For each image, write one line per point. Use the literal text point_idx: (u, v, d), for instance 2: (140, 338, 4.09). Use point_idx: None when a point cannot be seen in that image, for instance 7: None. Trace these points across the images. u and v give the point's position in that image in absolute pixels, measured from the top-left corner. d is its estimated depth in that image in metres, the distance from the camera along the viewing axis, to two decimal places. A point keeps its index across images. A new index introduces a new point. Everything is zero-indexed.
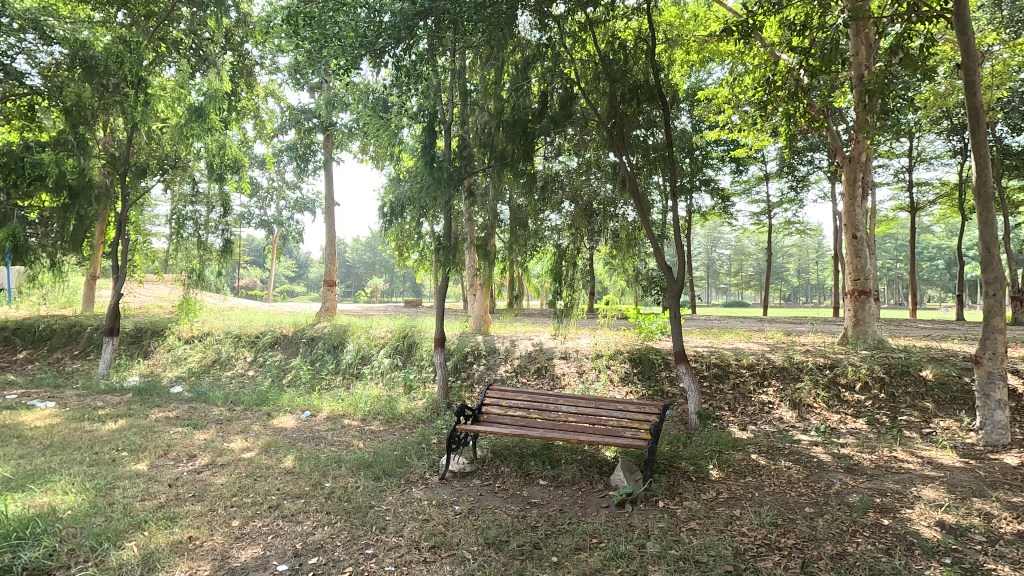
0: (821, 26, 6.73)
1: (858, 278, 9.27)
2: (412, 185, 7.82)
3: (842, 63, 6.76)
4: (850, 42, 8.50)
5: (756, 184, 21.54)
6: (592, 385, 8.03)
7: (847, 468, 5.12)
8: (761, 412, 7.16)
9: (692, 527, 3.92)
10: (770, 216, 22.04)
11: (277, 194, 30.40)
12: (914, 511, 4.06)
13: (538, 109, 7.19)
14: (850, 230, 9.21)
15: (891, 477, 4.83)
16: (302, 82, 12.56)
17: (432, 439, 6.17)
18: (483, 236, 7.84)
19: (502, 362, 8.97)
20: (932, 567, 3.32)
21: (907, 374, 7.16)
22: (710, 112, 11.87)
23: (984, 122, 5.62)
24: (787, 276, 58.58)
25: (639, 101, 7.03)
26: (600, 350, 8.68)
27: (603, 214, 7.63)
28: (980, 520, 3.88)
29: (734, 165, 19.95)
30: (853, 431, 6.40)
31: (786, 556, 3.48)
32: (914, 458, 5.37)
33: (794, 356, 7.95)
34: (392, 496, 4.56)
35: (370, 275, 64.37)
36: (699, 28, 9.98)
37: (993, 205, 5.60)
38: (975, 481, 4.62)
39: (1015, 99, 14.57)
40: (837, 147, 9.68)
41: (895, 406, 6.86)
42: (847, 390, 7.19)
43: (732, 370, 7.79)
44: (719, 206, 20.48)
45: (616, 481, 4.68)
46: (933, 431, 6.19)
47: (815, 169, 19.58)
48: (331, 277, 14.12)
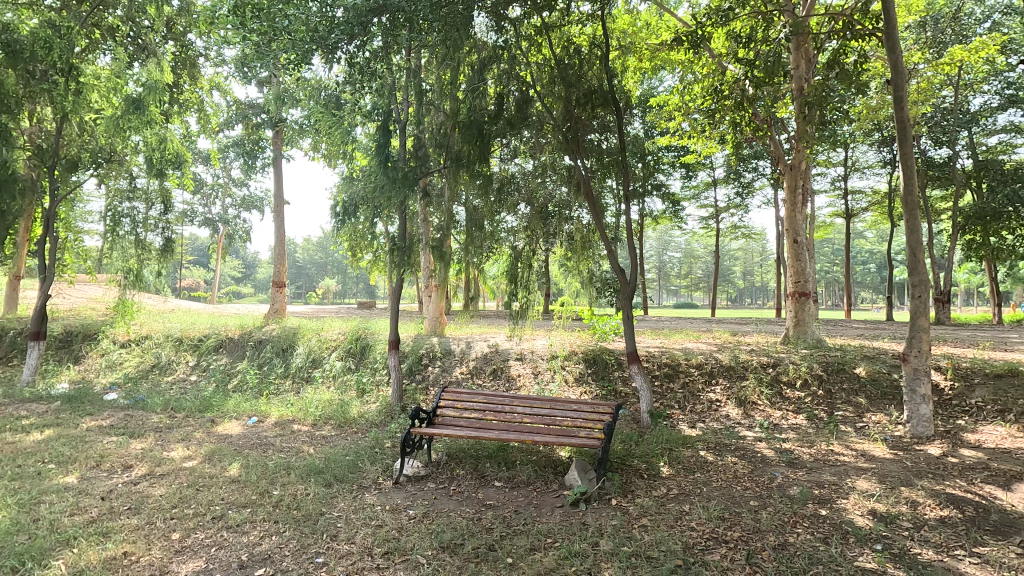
0: (765, 39, 7.13)
1: (799, 280, 9.65)
2: (365, 184, 7.66)
3: (784, 75, 7.22)
4: (790, 56, 8.86)
5: (705, 190, 22.23)
6: (547, 385, 8.10)
7: (788, 462, 5.36)
8: (708, 410, 7.39)
9: (644, 523, 4.01)
10: (718, 220, 22.82)
11: (223, 191, 29.20)
12: (849, 501, 4.30)
13: (494, 111, 7.24)
14: (791, 235, 9.63)
15: (828, 469, 5.09)
16: (250, 75, 12.10)
17: (385, 444, 6.05)
18: (439, 237, 7.83)
19: (457, 364, 8.93)
20: (864, 553, 3.53)
21: (843, 371, 7.57)
22: (661, 118, 12.16)
23: (910, 135, 6.02)
24: (733, 279, 61.20)
25: (594, 105, 7.19)
26: (555, 350, 8.79)
27: (558, 216, 7.75)
28: (907, 508, 4.13)
29: (684, 171, 20.57)
30: (794, 427, 6.71)
31: (732, 548, 3.61)
32: (849, 450, 5.68)
33: (739, 355, 8.28)
34: (344, 502, 4.44)
35: (322, 276, 62.86)
36: (651, 37, 10.25)
37: (919, 213, 5.98)
38: (903, 472, 4.92)
39: (937, 114, 15.56)
40: (779, 156, 10.10)
41: (831, 402, 7.23)
42: (788, 387, 7.53)
43: (682, 369, 8.05)
44: (670, 210, 21.04)
45: (570, 481, 4.73)
46: (865, 425, 6.56)
47: (759, 176, 20.33)
48: (279, 277, 13.58)
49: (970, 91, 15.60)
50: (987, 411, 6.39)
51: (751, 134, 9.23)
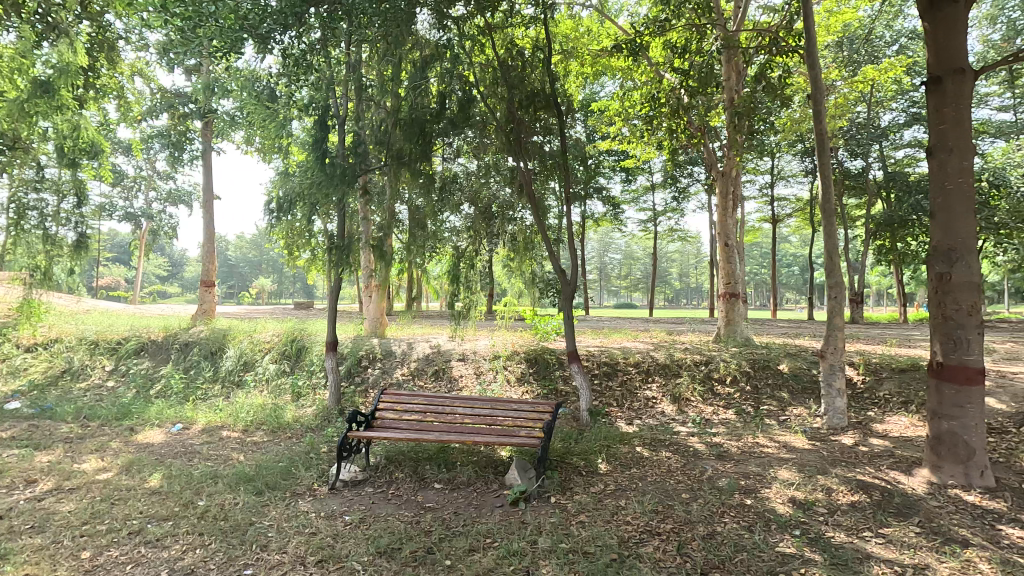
0: (698, 51, 7.46)
1: (729, 281, 10.15)
2: (301, 180, 7.38)
3: (716, 86, 7.57)
4: (722, 68, 9.29)
5: (644, 194, 22.93)
6: (489, 385, 8.11)
7: (717, 455, 5.63)
8: (645, 407, 7.64)
9: (581, 520, 4.09)
10: (656, 223, 23.60)
11: (146, 184, 27.37)
12: (771, 490, 4.56)
13: (436, 110, 7.21)
14: (722, 239, 10.12)
15: (753, 461, 5.38)
16: (176, 62, 11.41)
17: (321, 449, 5.86)
18: (380, 236, 7.69)
19: (398, 365, 8.78)
20: (784, 539, 3.75)
21: (768, 368, 8.02)
22: (602, 123, 12.45)
23: (828, 146, 6.46)
24: (670, 280, 63.53)
25: (536, 108, 7.25)
26: (497, 351, 8.81)
27: (502, 217, 7.73)
28: (822, 494, 4.43)
29: (624, 175, 21.14)
30: (724, 421, 7.04)
31: (664, 540, 3.75)
32: (773, 442, 6.03)
33: (674, 353, 8.61)
34: (276, 511, 4.27)
35: (256, 276, 60.16)
36: (593, 43, 10.48)
37: (835, 220, 6.43)
38: (820, 461, 5.26)
39: (852, 128, 16.79)
40: (712, 163, 10.57)
41: (757, 397, 7.64)
42: (719, 384, 7.89)
43: (621, 368, 8.27)
44: (611, 213, 21.56)
45: (510, 480, 4.75)
46: (787, 418, 6.97)
47: (694, 181, 21.20)
48: (209, 277, 12.89)
49: (881, 109, 16.93)
50: (893, 403, 6.94)
51: (686, 142, 9.63)
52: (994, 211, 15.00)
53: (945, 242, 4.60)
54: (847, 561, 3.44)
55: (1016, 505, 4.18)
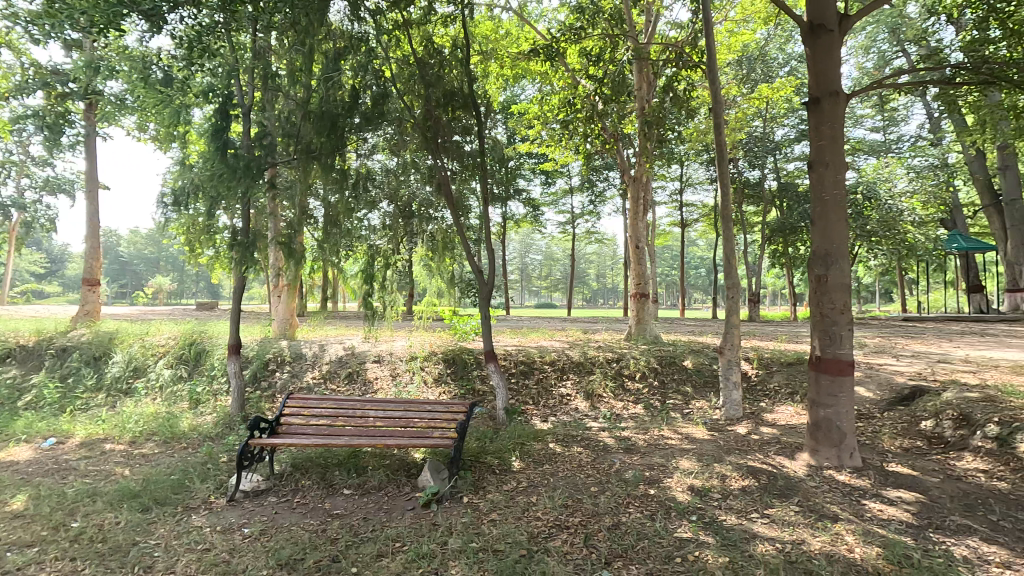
0: (611, 60, 7.80)
1: (640, 282, 10.62)
2: (200, 172, 6.86)
3: (628, 94, 7.94)
4: (634, 77, 9.75)
5: (563, 196, 23.50)
6: (405, 387, 7.98)
7: (625, 448, 5.88)
8: (560, 404, 7.83)
9: (493, 518, 4.12)
10: (575, 225, 24.25)
11: (17, 171, 24.39)
12: (673, 479, 4.83)
13: (350, 104, 7.02)
14: (634, 241, 10.58)
15: (658, 452, 5.67)
16: (53, 35, 10.25)
17: (220, 459, 5.49)
18: (290, 233, 7.32)
19: (309, 368, 8.42)
20: (682, 525, 3.99)
21: (674, 364, 8.48)
22: (522, 126, 12.63)
23: (726, 157, 6.95)
24: (588, 281, 65.60)
25: (454, 107, 7.27)
26: (414, 351, 8.67)
27: (421, 216, 7.69)
28: (717, 481, 4.75)
29: (544, 177, 21.56)
30: (633, 415, 7.36)
31: (572, 533, 3.86)
32: (676, 434, 6.38)
33: (588, 351, 8.89)
34: (164, 528, 3.95)
35: (153, 274, 55.39)
36: (512, 46, 10.60)
37: (733, 225, 6.91)
38: (716, 450, 5.64)
39: (750, 141, 18.15)
40: (625, 168, 11.02)
41: (664, 391, 8.06)
42: (629, 380, 8.24)
43: (537, 366, 8.43)
44: (531, 215, 21.90)
45: (423, 482, 4.70)
46: (690, 411, 7.41)
47: (610, 186, 22.03)
48: (92, 274, 11.70)
49: (775, 124, 18.44)
50: (781, 394, 7.58)
51: (601, 147, 9.98)
52: (867, 220, 16.77)
53: (824, 247, 5.06)
54: (736, 541, 3.71)
55: (878, 481, 4.70)
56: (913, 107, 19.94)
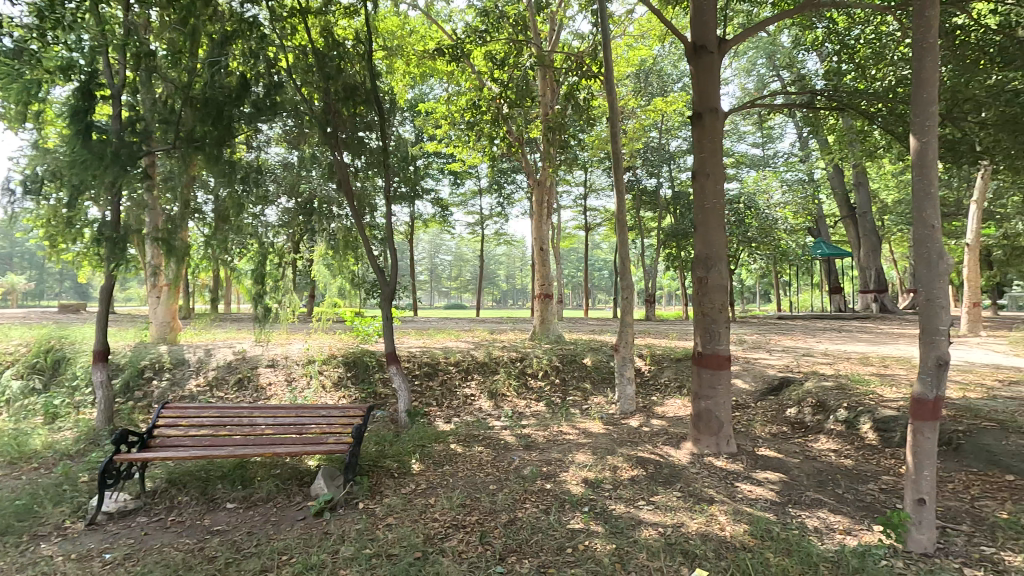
0: (515, 65, 7.95)
1: (544, 283, 10.90)
2: (60, 157, 6.09)
3: (532, 100, 8.13)
4: (539, 84, 10.03)
5: (472, 198, 23.55)
6: (301, 393, 7.61)
7: (525, 445, 6.00)
8: (463, 405, 7.84)
9: (388, 522, 4.04)
10: (483, 227, 24.39)
11: None
12: (568, 473, 5.00)
13: (237, 91, 6.40)
14: (538, 243, 10.85)
15: (556, 448, 5.85)
16: None
17: (80, 478, 4.93)
18: (171, 228, 6.65)
19: (192, 375, 7.78)
20: (575, 516, 4.14)
21: (574, 362, 8.79)
22: (429, 125, 12.52)
23: (621, 164, 7.34)
24: (498, 282, 66.31)
25: (356, 102, 7.13)
26: (312, 355, 8.29)
27: (322, 213, 7.74)
28: (609, 472, 4.99)
29: (452, 177, 21.49)
30: (534, 413, 7.54)
31: (468, 532, 3.89)
32: (574, 429, 6.62)
33: (492, 352, 8.98)
34: (5, 561, 3.48)
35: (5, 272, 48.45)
36: (418, 44, 10.47)
37: (627, 229, 7.32)
38: (610, 443, 5.92)
39: (647, 151, 19.31)
40: (530, 171, 11.26)
41: (565, 389, 8.33)
42: (532, 378, 8.43)
43: (441, 367, 8.38)
44: (440, 215, 21.73)
45: (315, 490, 4.51)
46: (589, 407, 7.72)
47: (518, 188, 22.40)
48: None
49: (669, 136, 19.73)
50: (670, 387, 8.11)
51: (506, 150, 10.14)
52: (748, 227, 17.82)
53: (704, 251, 5.50)
54: (623, 528, 3.92)
55: (749, 465, 5.18)
56: (786, 127, 22.18)
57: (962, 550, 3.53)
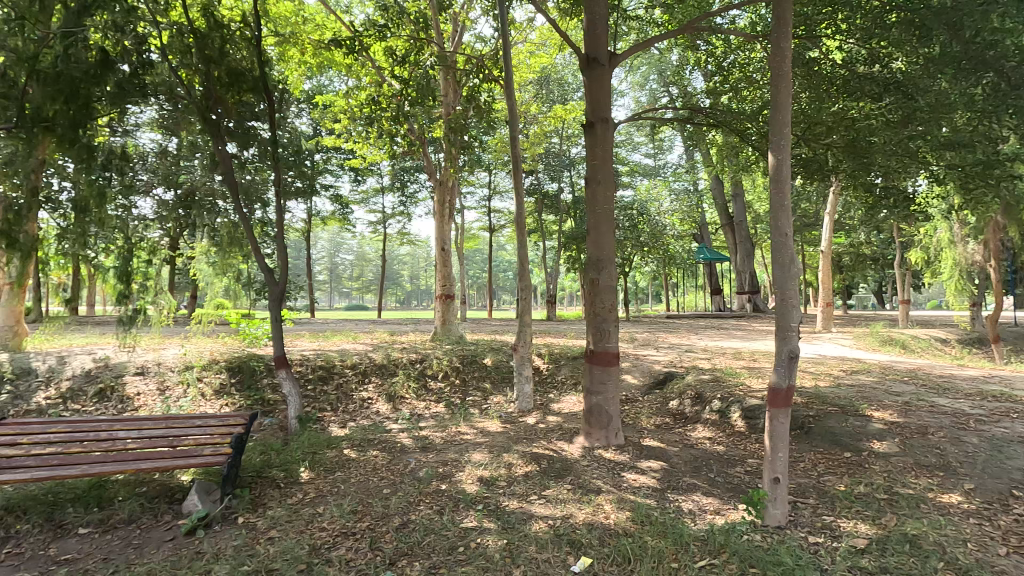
0: (415, 63, 7.81)
1: (445, 284, 10.85)
2: None
3: (433, 100, 8.02)
4: (441, 83, 10.01)
5: (373, 195, 22.87)
6: (176, 402, 6.97)
7: (422, 447, 5.94)
8: (360, 408, 7.60)
9: (270, 536, 3.82)
10: (386, 226, 23.79)
11: None
12: (464, 473, 5.02)
13: (98, 68, 5.64)
14: (440, 243, 10.79)
15: (453, 448, 5.85)
16: None
17: None
18: (14, 218, 5.74)
19: (41, 387, 6.86)
20: (468, 515, 4.17)
21: (475, 362, 8.84)
22: (327, 119, 11.97)
23: (521, 168, 7.48)
24: (402, 282, 65.01)
25: (241, 89, 6.66)
26: (190, 360, 7.62)
27: (204, 208, 7.05)
28: (505, 470, 5.08)
29: (353, 174, 20.75)
30: (433, 414, 7.48)
31: (357, 539, 3.78)
32: (472, 429, 6.66)
33: (391, 353, 8.80)
34: None
35: None
36: (314, 32, 9.97)
37: (526, 231, 7.47)
38: (506, 441, 6.03)
39: (548, 156, 19.93)
40: (432, 171, 11.15)
41: (465, 389, 8.34)
42: (431, 380, 8.36)
43: (336, 371, 8.07)
44: (339, 213, 20.89)
45: (188, 507, 4.17)
46: (488, 406, 7.79)
47: (422, 188, 22.10)
48: None
49: (569, 143, 20.46)
50: (566, 385, 8.41)
51: (407, 148, 9.95)
52: (640, 233, 18.88)
53: (596, 254, 5.76)
54: (515, 523, 4.01)
55: (635, 455, 5.50)
56: (675, 140, 23.86)
57: (808, 520, 4.00)
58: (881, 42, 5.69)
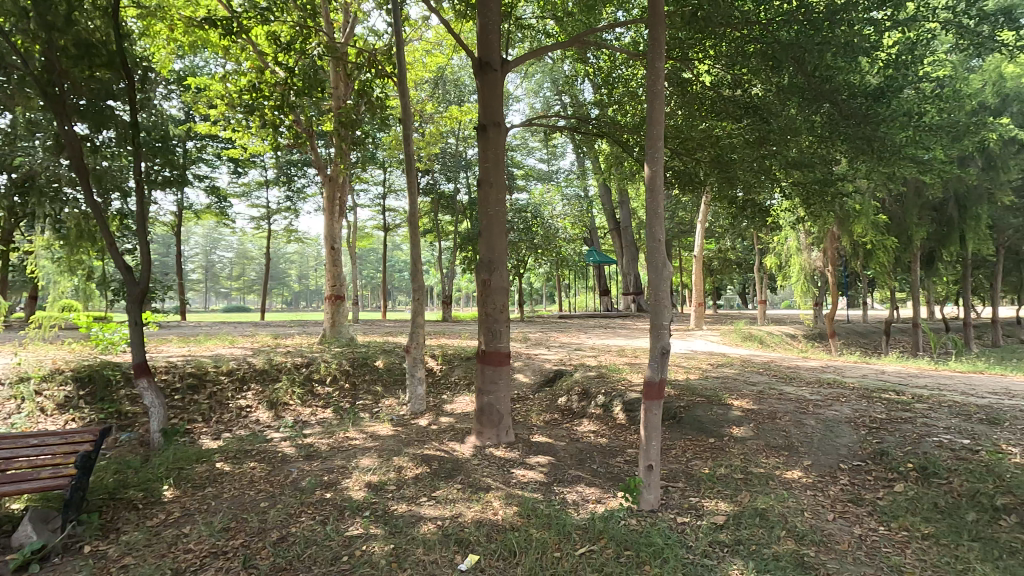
0: (302, 52, 7.37)
1: (335, 284, 10.40)
2: None
3: (321, 92, 7.60)
4: (330, 75, 9.65)
5: (256, 189, 21.32)
6: (7, 420, 6.03)
7: (306, 455, 5.65)
8: (237, 418, 7.07)
9: (124, 564, 3.45)
10: (270, 222, 22.27)
11: None
12: (351, 479, 4.86)
13: None
14: (329, 242, 10.32)
15: (340, 455, 5.63)
16: None
17: None
18: None
19: None
20: (354, 522, 4.05)
21: (365, 365, 8.56)
22: (201, 104, 10.95)
23: (414, 168, 7.36)
24: (289, 282, 61.24)
25: (92, 65, 5.73)
26: (26, 371, 6.62)
27: (52, 197, 6.31)
28: (394, 473, 4.98)
29: (232, 165, 19.20)
30: (320, 421, 7.14)
31: (229, 559, 3.53)
32: (361, 434, 6.45)
33: (274, 357, 8.28)
34: None
35: None
36: (185, 8, 9.07)
37: (419, 231, 7.36)
38: (396, 444, 5.92)
39: (444, 157, 19.85)
40: (321, 166, 10.61)
41: (354, 393, 8.05)
42: (318, 384, 7.98)
43: (209, 378, 7.44)
44: (215, 206, 19.20)
45: (19, 540, 3.64)
46: (379, 409, 7.58)
47: (311, 183, 20.97)
48: None
49: (466, 145, 20.52)
50: (460, 385, 8.43)
51: (293, 141, 9.39)
52: (534, 235, 19.32)
53: (488, 255, 5.83)
54: (402, 527, 3.96)
55: (524, 451, 5.66)
56: (567, 147, 24.83)
57: (677, 502, 4.37)
58: (743, 69, 6.19)
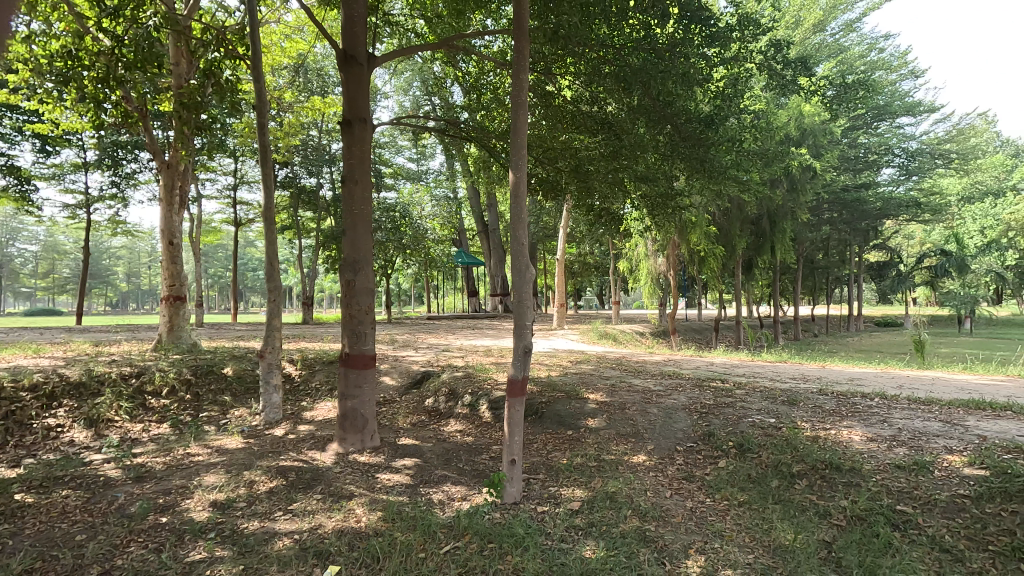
0: (133, 20, 6.43)
1: (173, 283, 9.27)
2: None
3: (158, 68, 6.69)
4: (168, 49, 8.65)
5: (71, 171, 18.20)
6: None
7: (136, 477, 4.99)
8: (43, 441, 6.01)
9: None
10: (89, 211, 19.16)
11: None
12: (192, 500, 4.40)
13: None
14: (166, 236, 9.18)
15: (178, 474, 5.05)
16: None
17: None
18: None
19: None
20: (196, 547, 3.68)
21: (211, 373, 7.76)
22: None
23: (270, 160, 6.84)
24: (115, 281, 53.18)
25: None
26: None
27: None
28: (244, 489, 4.59)
29: (37, 142, 16.19)
30: (154, 437, 6.33)
31: None
32: (206, 449, 5.84)
33: (94, 368, 7.18)
34: None
35: None
36: None
37: (275, 228, 6.84)
38: (247, 457, 5.47)
39: (305, 149, 18.68)
40: (156, 150, 9.38)
41: (197, 404, 7.26)
42: (152, 397, 7.07)
43: (5, 396, 6.25)
44: (14, 189, 16.06)
45: None
46: (227, 421, 6.91)
47: (143, 168, 18.42)
48: None
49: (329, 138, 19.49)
50: (321, 391, 8.00)
51: (120, 121, 8.17)
52: (402, 235, 18.87)
53: (352, 255, 5.63)
54: (253, 546, 3.69)
55: (389, 455, 5.55)
56: (437, 148, 24.76)
57: (538, 493, 4.61)
58: (598, 87, 6.72)
